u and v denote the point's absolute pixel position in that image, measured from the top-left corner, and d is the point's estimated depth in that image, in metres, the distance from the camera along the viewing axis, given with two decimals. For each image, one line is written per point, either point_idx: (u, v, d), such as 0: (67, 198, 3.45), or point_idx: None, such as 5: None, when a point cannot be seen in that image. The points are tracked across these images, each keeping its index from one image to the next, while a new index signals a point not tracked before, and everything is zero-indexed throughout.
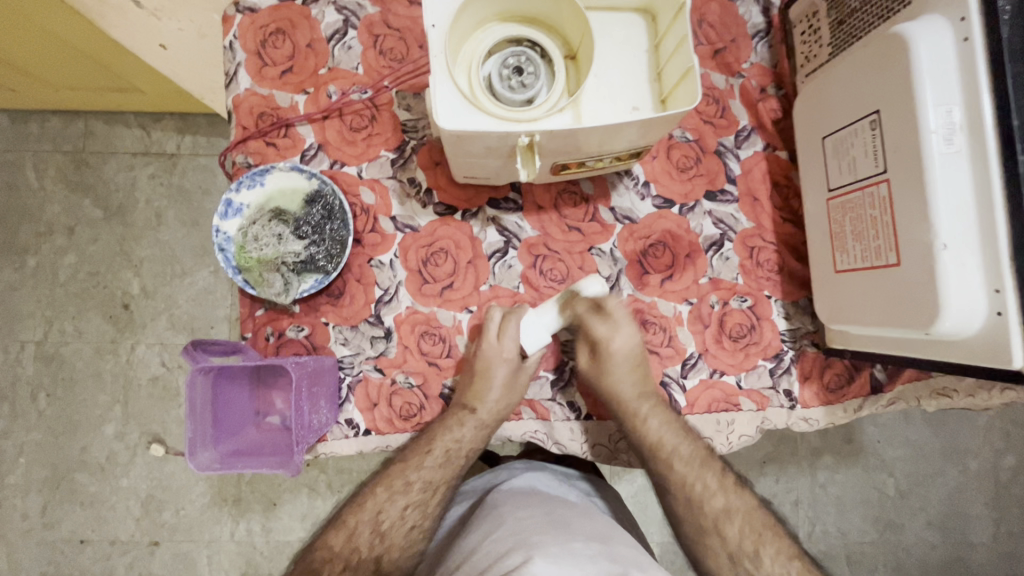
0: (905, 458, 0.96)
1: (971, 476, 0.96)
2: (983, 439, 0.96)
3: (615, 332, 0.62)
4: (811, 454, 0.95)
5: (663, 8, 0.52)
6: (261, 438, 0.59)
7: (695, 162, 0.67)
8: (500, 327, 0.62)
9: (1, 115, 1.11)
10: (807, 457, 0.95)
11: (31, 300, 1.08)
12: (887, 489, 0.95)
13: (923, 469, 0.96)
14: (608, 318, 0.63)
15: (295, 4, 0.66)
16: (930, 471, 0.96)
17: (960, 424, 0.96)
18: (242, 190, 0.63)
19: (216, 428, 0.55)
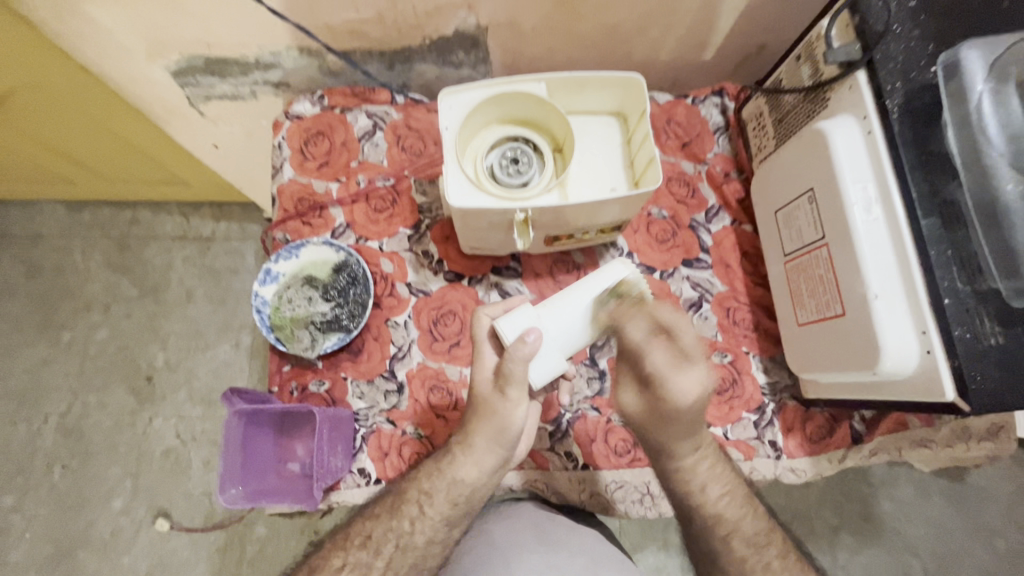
0: (927, 536, 1.01)
1: (1002, 556, 1.00)
2: (1005, 517, 1.02)
3: (672, 367, 0.48)
4: (831, 532, 1.01)
5: (631, 111, 0.64)
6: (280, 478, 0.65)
7: (672, 235, 0.77)
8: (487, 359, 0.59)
9: (64, 209, 1.56)
10: (828, 534, 1.01)
11: (63, 374, 1.47)
12: (914, 570, 1.00)
13: (949, 547, 1.01)
14: (671, 349, 0.49)
15: (333, 111, 0.80)
16: (956, 550, 1.01)
17: (978, 500, 1.03)
18: (280, 261, 0.74)
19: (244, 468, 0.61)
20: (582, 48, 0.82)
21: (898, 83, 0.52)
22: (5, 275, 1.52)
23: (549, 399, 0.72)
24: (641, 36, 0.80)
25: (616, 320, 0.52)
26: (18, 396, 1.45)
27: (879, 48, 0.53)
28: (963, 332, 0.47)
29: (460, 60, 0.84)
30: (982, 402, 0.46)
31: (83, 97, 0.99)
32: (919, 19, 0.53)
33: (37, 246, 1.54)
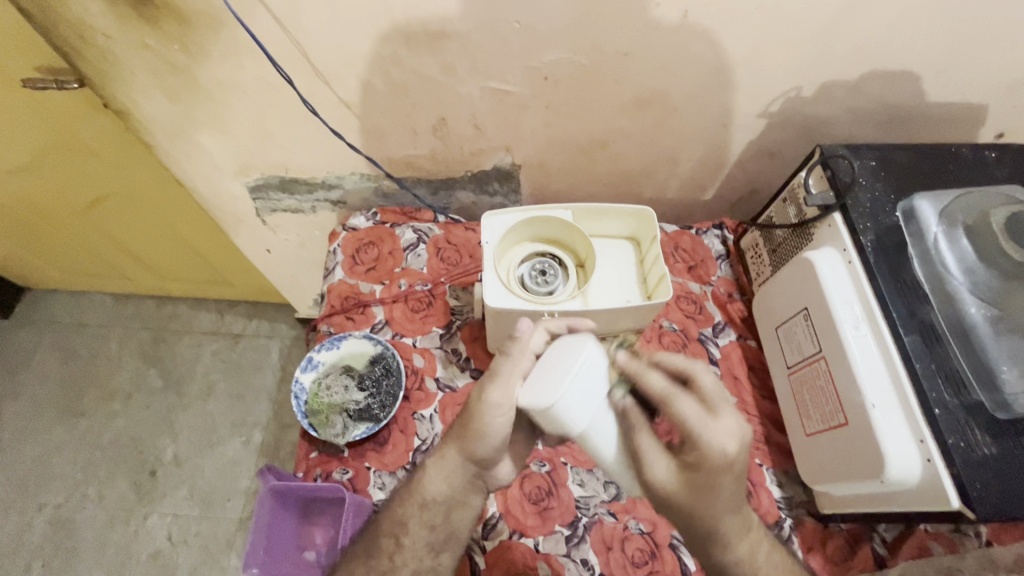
0: None
1: None
2: None
3: (701, 419, 0.51)
4: None
5: (644, 237, 0.75)
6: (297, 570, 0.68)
7: (683, 346, 0.83)
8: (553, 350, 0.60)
9: (111, 300, 1.69)
10: None
11: (70, 462, 1.47)
12: None
13: None
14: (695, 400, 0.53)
15: (385, 226, 0.93)
16: None
17: None
18: (322, 351, 0.81)
19: (266, 549, 0.65)
20: (599, 185, 0.97)
21: (869, 223, 0.63)
22: (40, 361, 1.60)
23: (565, 500, 0.73)
24: (650, 178, 0.95)
25: (633, 365, 0.55)
26: (18, 484, 1.44)
27: (849, 195, 0.64)
28: (957, 441, 0.52)
29: (495, 189, 0.99)
30: (986, 510, 0.50)
31: (163, 203, 1.16)
32: (880, 175, 0.66)
33: (77, 333, 1.64)
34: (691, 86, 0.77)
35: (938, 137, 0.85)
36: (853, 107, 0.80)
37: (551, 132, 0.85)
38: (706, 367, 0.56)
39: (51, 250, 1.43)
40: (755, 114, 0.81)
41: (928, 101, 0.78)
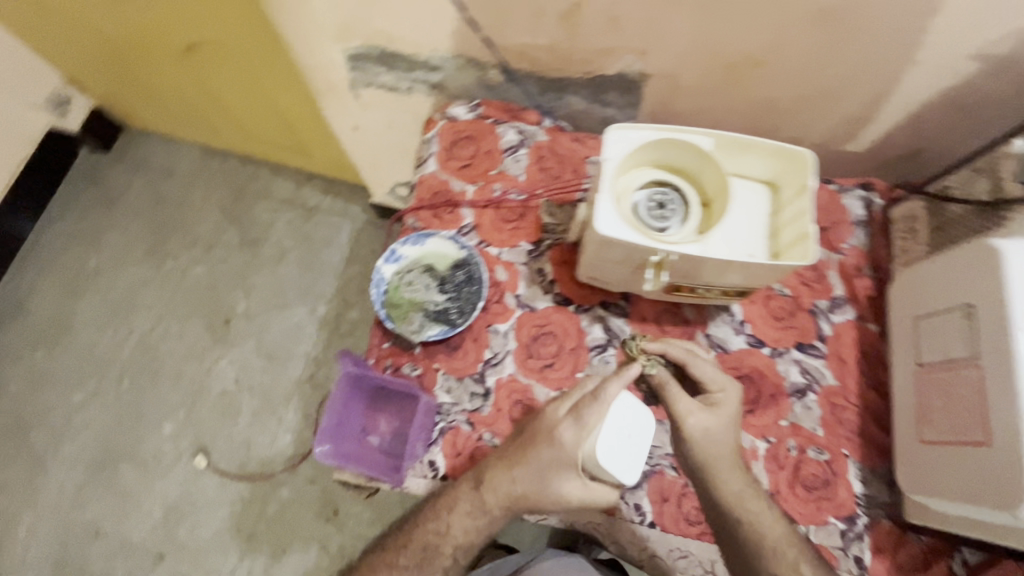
0: None
1: None
2: None
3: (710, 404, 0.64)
4: None
5: (786, 185, 0.64)
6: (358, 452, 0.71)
7: (789, 315, 0.75)
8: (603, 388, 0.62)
9: (198, 150, 1.72)
10: None
11: (155, 297, 1.59)
12: None
13: None
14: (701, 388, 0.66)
15: (486, 121, 0.85)
16: None
17: None
18: (405, 244, 0.78)
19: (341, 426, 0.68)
20: (732, 114, 0.84)
21: None
22: (133, 198, 1.68)
23: None
24: (795, 115, 0.81)
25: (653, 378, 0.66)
26: (112, 306, 1.58)
27: None
28: None
29: (610, 100, 0.88)
30: None
31: (257, 61, 1.11)
32: None
33: (167, 177, 1.70)
34: (895, 4, 0.61)
35: None
36: None
37: (698, 39, 0.73)
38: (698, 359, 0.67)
39: (149, 90, 1.44)
40: (964, 53, 0.65)
41: None
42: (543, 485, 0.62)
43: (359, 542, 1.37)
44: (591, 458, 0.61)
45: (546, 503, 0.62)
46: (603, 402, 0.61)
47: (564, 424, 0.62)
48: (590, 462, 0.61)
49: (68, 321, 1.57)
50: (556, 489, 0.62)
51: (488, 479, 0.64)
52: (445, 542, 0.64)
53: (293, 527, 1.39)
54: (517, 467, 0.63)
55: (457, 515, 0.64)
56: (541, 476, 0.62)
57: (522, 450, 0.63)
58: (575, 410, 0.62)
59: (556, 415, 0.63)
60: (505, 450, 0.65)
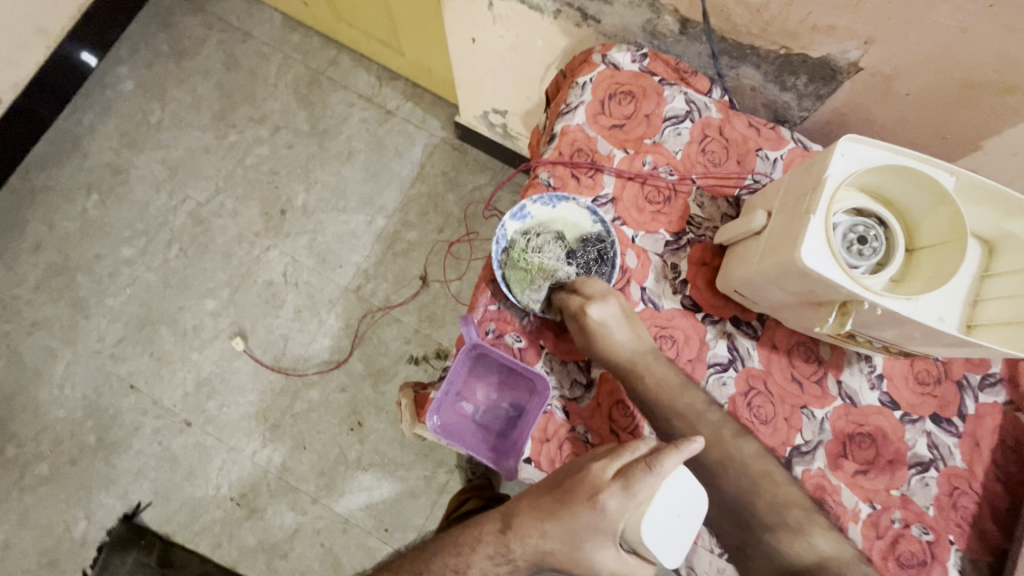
0: None
1: None
2: None
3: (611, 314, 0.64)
4: None
5: (1010, 251, 0.56)
6: (453, 418, 0.68)
7: (934, 382, 0.68)
8: (653, 463, 0.52)
9: (281, 20, 1.59)
10: None
11: (215, 168, 1.52)
12: None
13: None
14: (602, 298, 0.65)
15: (653, 79, 0.73)
16: None
17: None
18: (536, 204, 0.69)
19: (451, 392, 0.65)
20: (927, 134, 0.73)
21: None
22: (206, 56, 1.57)
23: None
24: (1005, 155, 0.70)
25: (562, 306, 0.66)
26: (170, 167, 1.51)
27: None
28: None
29: (793, 84, 0.76)
30: None
31: None
32: None
33: (244, 42, 1.58)
34: None
35: None
36: None
37: (943, 37, 0.61)
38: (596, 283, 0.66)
39: None
40: None
41: None
42: (575, 548, 0.56)
43: (378, 462, 1.35)
44: (632, 530, 0.53)
45: (575, 567, 0.57)
46: (656, 477, 0.52)
47: (608, 491, 0.53)
48: (630, 533, 0.53)
49: (123, 171, 1.50)
50: (588, 556, 0.56)
51: (516, 527, 0.61)
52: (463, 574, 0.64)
53: (317, 428, 1.37)
54: (550, 522, 0.57)
55: (478, 556, 0.63)
56: (573, 540, 0.56)
57: (557, 506, 0.57)
58: (624, 478, 0.53)
59: (602, 477, 0.55)
60: (538, 499, 0.60)
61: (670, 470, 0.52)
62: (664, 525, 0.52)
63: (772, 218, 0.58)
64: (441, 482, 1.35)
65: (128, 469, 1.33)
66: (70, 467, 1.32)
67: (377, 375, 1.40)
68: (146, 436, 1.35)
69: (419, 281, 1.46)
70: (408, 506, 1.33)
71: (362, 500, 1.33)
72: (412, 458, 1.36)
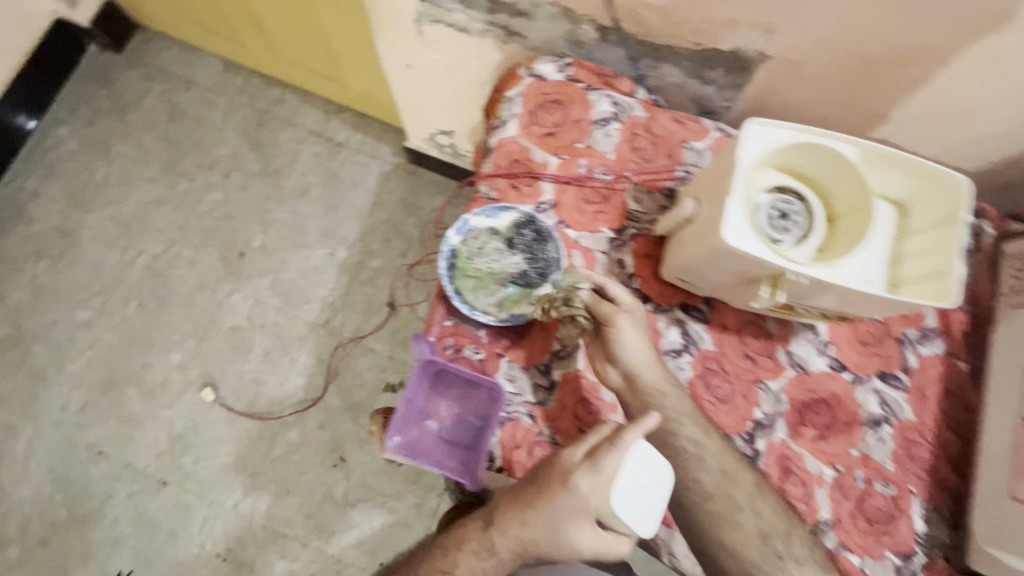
0: None
1: None
2: None
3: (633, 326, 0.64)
4: None
5: (921, 210, 0.59)
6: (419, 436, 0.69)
7: (876, 341, 0.71)
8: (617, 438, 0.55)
9: (221, 65, 1.59)
10: None
11: (168, 219, 1.50)
12: None
13: None
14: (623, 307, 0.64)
15: (577, 86, 0.76)
16: None
17: None
18: (479, 217, 0.72)
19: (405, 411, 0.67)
20: (840, 113, 0.78)
21: None
22: (148, 108, 1.56)
23: None
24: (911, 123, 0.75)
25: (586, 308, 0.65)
26: (122, 224, 1.49)
27: None
28: None
29: (712, 77, 0.80)
30: None
31: None
32: None
33: (186, 90, 1.57)
34: None
35: None
36: None
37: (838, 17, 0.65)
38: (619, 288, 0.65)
39: None
40: None
41: None
42: (557, 533, 0.56)
43: (365, 496, 1.33)
44: (605, 508, 0.54)
45: (557, 553, 0.56)
46: (620, 452, 0.55)
47: (581, 471, 0.55)
48: (603, 511, 0.54)
49: (72, 233, 1.47)
50: (569, 539, 0.56)
51: (498, 522, 0.60)
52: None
53: (301, 469, 1.34)
54: (529, 513, 0.57)
55: (465, 555, 0.61)
56: (553, 525, 0.56)
57: (532, 494, 0.57)
58: (591, 457, 0.55)
59: (571, 460, 0.56)
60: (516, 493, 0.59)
61: (631, 443, 0.55)
62: (635, 498, 0.54)
63: (700, 205, 0.61)
64: (432, 507, 1.34)
65: (106, 539, 1.28)
66: (43, 545, 1.27)
67: (355, 407, 1.38)
68: (122, 502, 1.31)
69: (387, 307, 1.46)
70: (402, 536, 1.31)
71: (354, 537, 1.30)
72: (400, 487, 1.34)
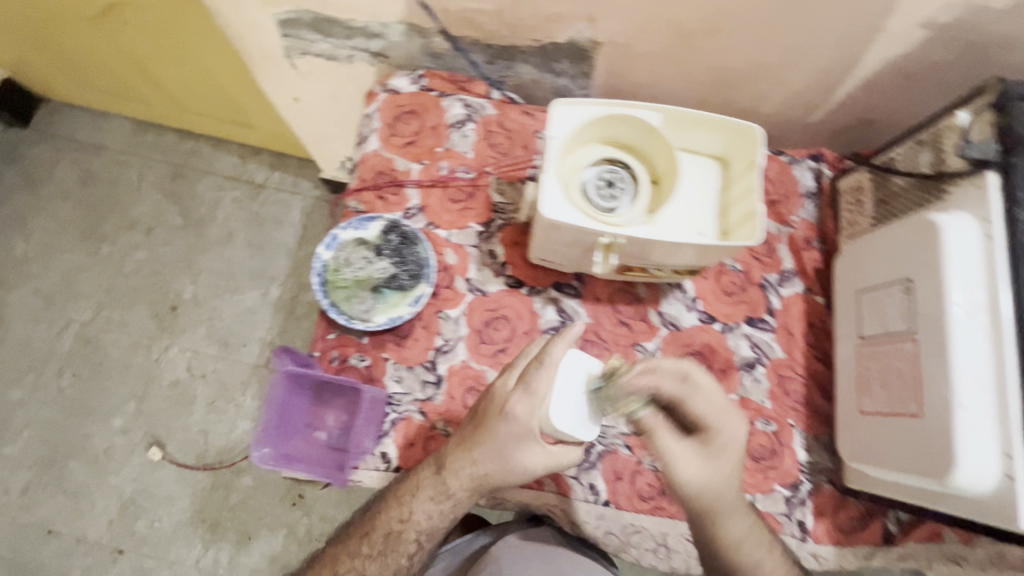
0: None
1: None
2: None
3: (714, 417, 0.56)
4: None
5: (736, 160, 0.63)
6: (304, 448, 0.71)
7: (740, 289, 0.75)
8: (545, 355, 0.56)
9: (129, 125, 1.57)
10: None
11: (94, 284, 1.47)
12: None
13: None
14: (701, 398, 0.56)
15: (430, 94, 0.80)
16: None
17: None
18: (347, 230, 0.74)
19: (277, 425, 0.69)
20: (683, 86, 0.82)
21: None
22: (61, 178, 1.54)
23: None
24: (747, 84, 0.80)
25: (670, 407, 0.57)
26: (47, 296, 1.46)
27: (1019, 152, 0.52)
28: None
29: (562, 69, 0.84)
30: None
31: (176, 21, 0.99)
32: None
33: (99, 155, 1.56)
34: None
35: None
36: None
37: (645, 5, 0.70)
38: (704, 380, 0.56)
39: (67, 60, 1.31)
40: (906, 22, 0.65)
41: None
42: (505, 462, 0.58)
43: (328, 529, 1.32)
44: (547, 425, 0.55)
45: (509, 480, 0.59)
46: (549, 367, 0.55)
47: (513, 398, 0.57)
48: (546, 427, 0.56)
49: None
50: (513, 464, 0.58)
51: (448, 465, 0.61)
52: (407, 528, 0.62)
53: (259, 513, 1.31)
54: (476, 449, 0.60)
55: (420, 500, 0.62)
56: (500, 454, 0.58)
57: (476, 431, 0.60)
58: (523, 381, 0.56)
59: (506, 388, 0.58)
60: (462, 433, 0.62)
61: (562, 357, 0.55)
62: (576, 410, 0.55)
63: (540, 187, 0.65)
64: None
65: None
66: None
67: None
68: None
69: None
70: None
71: None
72: None
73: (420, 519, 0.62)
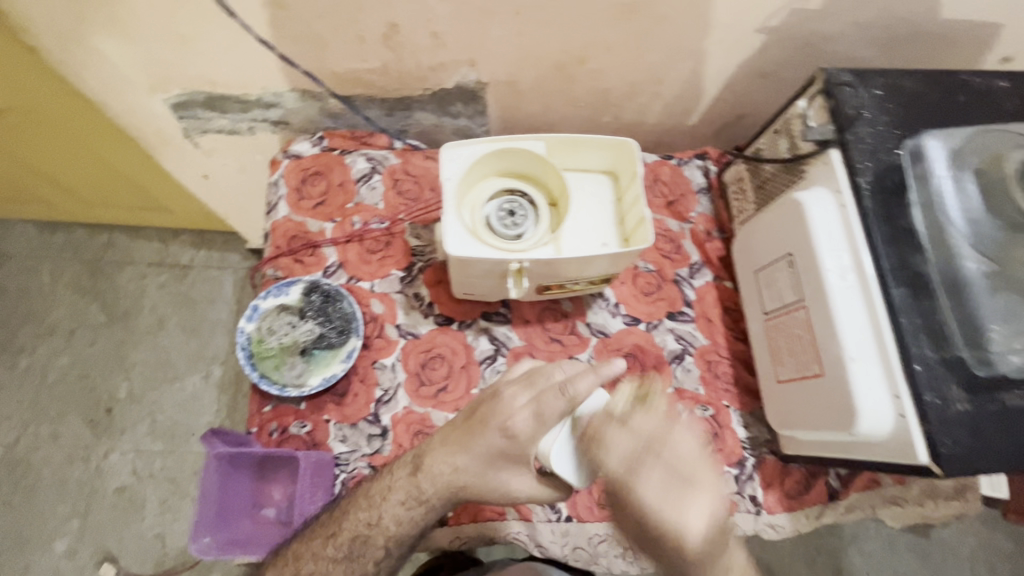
0: None
1: None
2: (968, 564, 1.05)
3: (663, 496, 0.48)
4: None
5: (623, 172, 0.68)
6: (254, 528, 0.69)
7: (657, 288, 0.80)
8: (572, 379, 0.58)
9: (33, 227, 1.45)
10: None
11: (14, 402, 1.33)
12: None
13: None
14: (660, 472, 0.49)
15: (333, 153, 0.82)
16: None
17: (942, 552, 1.06)
18: (267, 298, 0.75)
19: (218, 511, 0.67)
20: (575, 109, 0.88)
21: (867, 162, 0.59)
22: None
23: None
24: (631, 100, 0.86)
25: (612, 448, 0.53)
26: None
27: (850, 129, 0.59)
28: (933, 398, 0.52)
29: (457, 111, 0.88)
30: (954, 466, 0.51)
31: (67, 122, 0.94)
32: (885, 106, 0.61)
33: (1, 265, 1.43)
34: None
35: (939, 61, 0.79)
36: (858, 20, 0.71)
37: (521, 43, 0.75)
38: (678, 438, 0.51)
39: None
40: (753, 28, 0.72)
41: (939, 18, 0.71)
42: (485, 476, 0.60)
43: None
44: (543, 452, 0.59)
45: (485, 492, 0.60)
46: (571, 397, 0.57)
47: (519, 414, 0.58)
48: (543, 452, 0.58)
49: None
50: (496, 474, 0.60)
51: (427, 467, 0.61)
52: (375, 533, 0.60)
53: None
54: (460, 454, 0.60)
55: (389, 504, 0.61)
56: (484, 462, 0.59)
57: (466, 435, 0.60)
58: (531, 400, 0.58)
59: (514, 403, 0.59)
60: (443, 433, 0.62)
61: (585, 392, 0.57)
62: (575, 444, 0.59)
63: None
64: None
65: None
66: None
67: None
68: None
69: None
70: None
71: None
72: None
73: (389, 524, 0.60)
